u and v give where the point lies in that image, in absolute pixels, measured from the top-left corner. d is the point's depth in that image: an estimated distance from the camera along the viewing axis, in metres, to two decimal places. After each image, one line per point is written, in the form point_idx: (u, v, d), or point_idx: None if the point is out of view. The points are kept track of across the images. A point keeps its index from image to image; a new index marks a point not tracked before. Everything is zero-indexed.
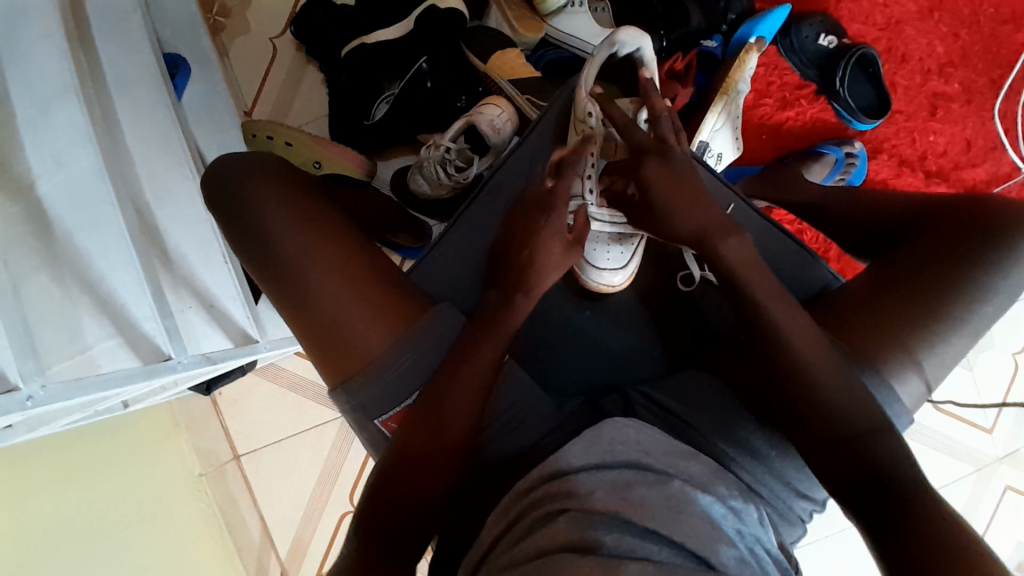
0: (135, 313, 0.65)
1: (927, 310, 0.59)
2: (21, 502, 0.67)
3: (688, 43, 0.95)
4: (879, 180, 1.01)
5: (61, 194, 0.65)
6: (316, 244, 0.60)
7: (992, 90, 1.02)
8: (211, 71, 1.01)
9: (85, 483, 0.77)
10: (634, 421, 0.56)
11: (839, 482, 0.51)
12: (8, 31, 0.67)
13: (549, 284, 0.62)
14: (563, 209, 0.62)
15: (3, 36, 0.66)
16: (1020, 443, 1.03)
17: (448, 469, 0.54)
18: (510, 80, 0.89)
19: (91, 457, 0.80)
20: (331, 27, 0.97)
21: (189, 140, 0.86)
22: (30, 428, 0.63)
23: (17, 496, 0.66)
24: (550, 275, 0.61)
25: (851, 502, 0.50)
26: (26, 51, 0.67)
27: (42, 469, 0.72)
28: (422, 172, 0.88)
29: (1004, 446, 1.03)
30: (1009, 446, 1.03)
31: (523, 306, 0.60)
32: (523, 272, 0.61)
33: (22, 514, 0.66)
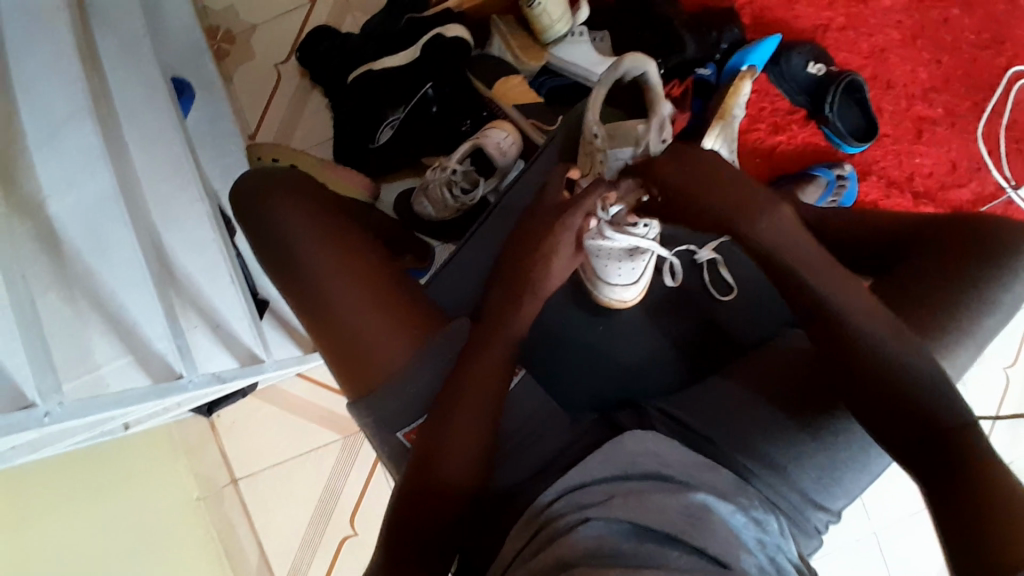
0: (147, 333, 0.66)
1: (955, 302, 0.61)
2: (22, 522, 0.66)
3: (684, 70, 0.99)
4: (869, 201, 1.05)
5: (72, 214, 0.65)
6: (338, 255, 0.63)
7: (975, 112, 1.07)
8: (216, 95, 1.03)
9: (85, 506, 0.77)
10: (651, 431, 0.56)
11: None
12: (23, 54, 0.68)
13: (552, 286, 0.64)
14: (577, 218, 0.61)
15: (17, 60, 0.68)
16: (1014, 455, 1.06)
17: (468, 478, 0.55)
18: (516, 107, 0.92)
19: (90, 480, 0.80)
20: (338, 54, 1.00)
21: (195, 161, 0.88)
22: (32, 449, 0.63)
23: (17, 515, 0.66)
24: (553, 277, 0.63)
25: None
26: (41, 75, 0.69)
27: (43, 490, 0.71)
28: (426, 194, 0.90)
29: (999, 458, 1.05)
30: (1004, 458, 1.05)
31: (529, 307, 0.62)
32: (525, 275, 0.62)
33: (22, 534, 0.65)
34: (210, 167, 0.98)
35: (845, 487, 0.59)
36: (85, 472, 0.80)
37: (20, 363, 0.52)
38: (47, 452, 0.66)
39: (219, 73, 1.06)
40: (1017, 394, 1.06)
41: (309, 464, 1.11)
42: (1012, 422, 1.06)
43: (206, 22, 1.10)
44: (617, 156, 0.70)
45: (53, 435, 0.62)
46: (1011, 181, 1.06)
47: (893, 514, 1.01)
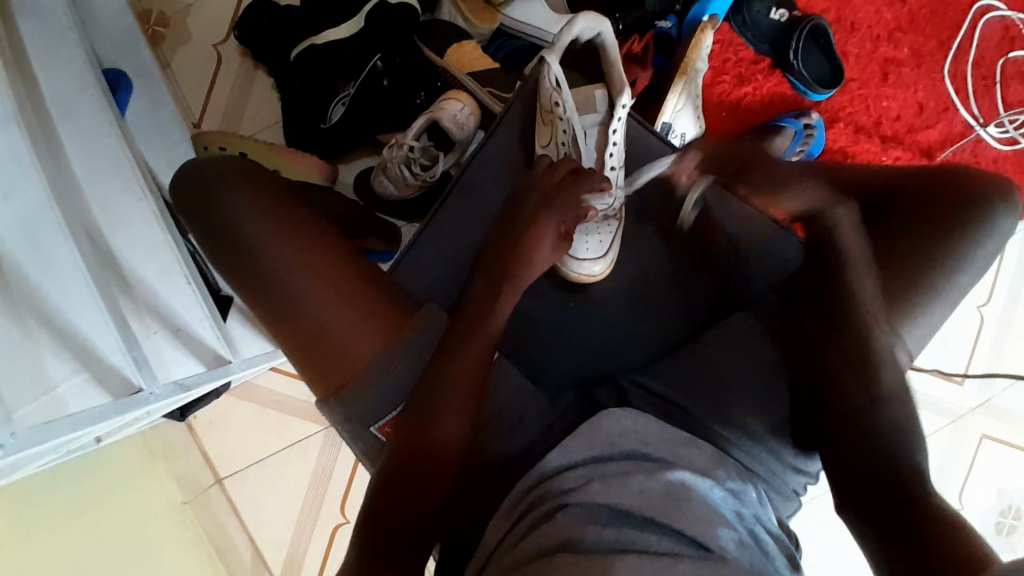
0: (101, 347, 0.61)
1: (932, 261, 0.59)
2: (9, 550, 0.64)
3: (644, 24, 0.94)
4: (838, 148, 1.04)
5: (9, 224, 0.61)
6: (299, 250, 0.59)
7: (941, 51, 1.06)
8: (154, 83, 0.96)
9: (70, 524, 0.74)
10: (628, 410, 0.55)
11: (849, 468, 0.54)
12: None
13: (536, 268, 0.63)
14: (561, 206, 0.64)
15: None
16: (992, 393, 1.08)
17: (448, 473, 0.53)
18: (470, 75, 0.87)
19: (69, 497, 0.76)
20: (278, 30, 0.93)
21: (138, 157, 0.83)
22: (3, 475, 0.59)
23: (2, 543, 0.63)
24: (537, 262, 0.63)
25: (858, 483, 0.53)
26: None
27: (22, 514, 0.68)
28: (386, 174, 0.86)
29: (976, 397, 1.08)
30: (981, 397, 1.08)
31: (508, 298, 0.61)
32: (510, 261, 0.62)
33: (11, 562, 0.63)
34: (156, 162, 0.93)
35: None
36: (65, 485, 0.77)
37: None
38: (18, 474, 0.63)
39: (155, 59, 0.99)
40: (992, 333, 1.08)
41: (293, 457, 1.09)
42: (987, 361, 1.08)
43: (134, 4, 1.02)
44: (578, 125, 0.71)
45: (17, 462, 0.58)
46: (980, 120, 1.05)
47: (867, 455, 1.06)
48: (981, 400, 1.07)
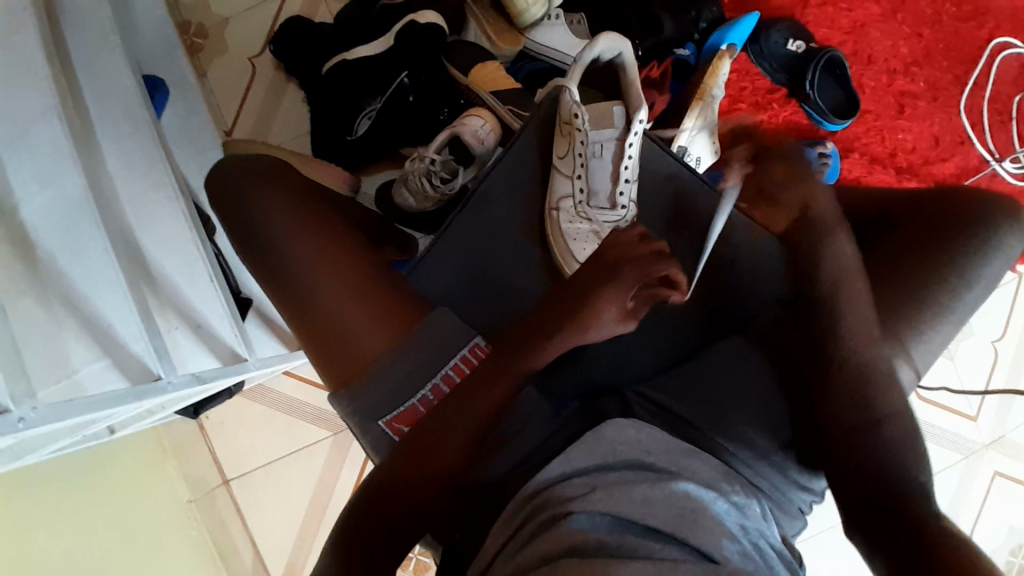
0: (123, 334, 0.65)
1: (927, 279, 0.61)
2: (26, 534, 0.66)
3: (662, 52, 0.99)
4: (852, 178, 1.07)
5: (43, 217, 0.65)
6: (324, 255, 0.62)
7: (958, 85, 1.08)
8: (189, 93, 1.01)
9: (74, 517, 0.75)
10: (633, 421, 0.56)
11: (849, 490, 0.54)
12: None
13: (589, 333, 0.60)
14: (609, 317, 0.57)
15: None
16: (1006, 429, 1.06)
17: (439, 469, 0.56)
18: (492, 92, 0.91)
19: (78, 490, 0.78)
20: (311, 46, 0.99)
21: (170, 158, 0.86)
22: (14, 456, 0.62)
23: (19, 528, 0.66)
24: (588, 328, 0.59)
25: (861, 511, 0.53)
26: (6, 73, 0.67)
27: (37, 500, 0.70)
28: (406, 186, 0.89)
29: (989, 433, 1.06)
30: (994, 432, 1.06)
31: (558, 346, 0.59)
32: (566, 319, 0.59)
33: (26, 545, 0.65)
34: (187, 165, 0.97)
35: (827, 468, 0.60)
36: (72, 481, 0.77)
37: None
38: (30, 459, 0.65)
39: (192, 70, 1.04)
40: (1005, 368, 1.07)
41: (299, 462, 1.10)
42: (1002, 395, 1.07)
43: (176, 17, 1.08)
44: (595, 138, 0.74)
45: (34, 439, 0.61)
46: (995, 154, 1.07)
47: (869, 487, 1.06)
48: (995, 435, 1.06)
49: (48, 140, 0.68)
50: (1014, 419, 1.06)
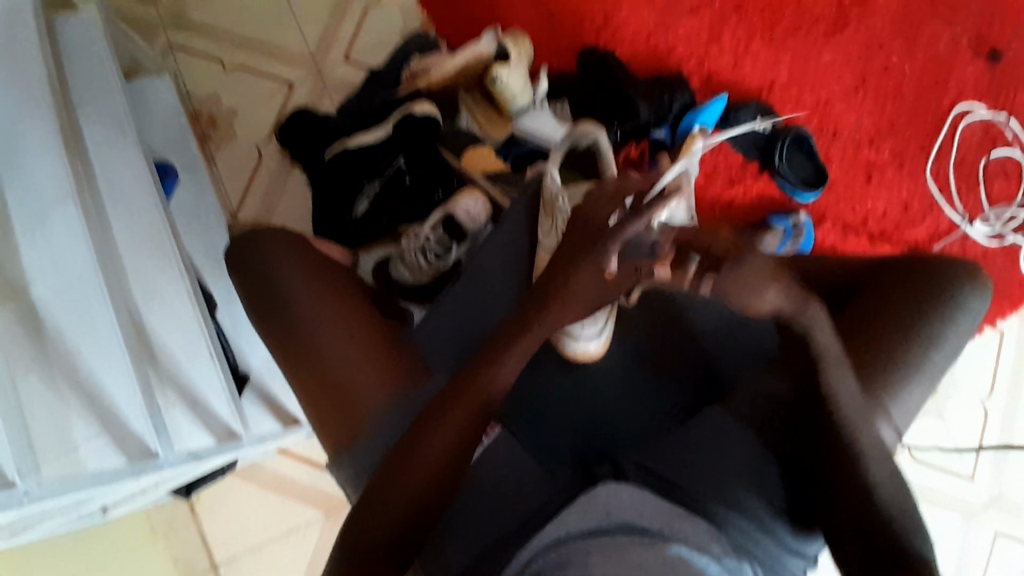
0: (124, 412, 0.65)
1: (900, 339, 0.64)
2: None
3: (640, 132, 1.07)
4: (828, 244, 1.13)
5: (55, 295, 0.67)
6: (325, 303, 0.67)
7: (922, 154, 1.16)
8: (197, 176, 1.07)
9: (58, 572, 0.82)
10: (626, 483, 0.57)
11: None
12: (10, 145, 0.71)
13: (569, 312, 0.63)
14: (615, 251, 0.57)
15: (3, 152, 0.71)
16: (1003, 486, 1.08)
17: (413, 504, 0.57)
18: (485, 176, 0.96)
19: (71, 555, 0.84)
20: (319, 132, 1.08)
21: (176, 237, 0.90)
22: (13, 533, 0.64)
23: None
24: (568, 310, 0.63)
25: None
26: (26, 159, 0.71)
27: None
28: (403, 261, 0.94)
29: (986, 491, 1.08)
30: (993, 491, 1.08)
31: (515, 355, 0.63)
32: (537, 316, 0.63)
33: None
34: (192, 244, 1.01)
35: (818, 530, 0.61)
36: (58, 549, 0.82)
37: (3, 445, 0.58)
38: (27, 535, 0.66)
39: (202, 156, 1.11)
40: (996, 424, 1.09)
41: (292, 542, 1.08)
42: (996, 450, 1.08)
43: (189, 109, 1.16)
44: None
45: (33, 516, 0.62)
46: (965, 217, 1.14)
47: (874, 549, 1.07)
48: (992, 493, 1.08)
49: (63, 222, 0.71)
50: (1010, 474, 1.08)
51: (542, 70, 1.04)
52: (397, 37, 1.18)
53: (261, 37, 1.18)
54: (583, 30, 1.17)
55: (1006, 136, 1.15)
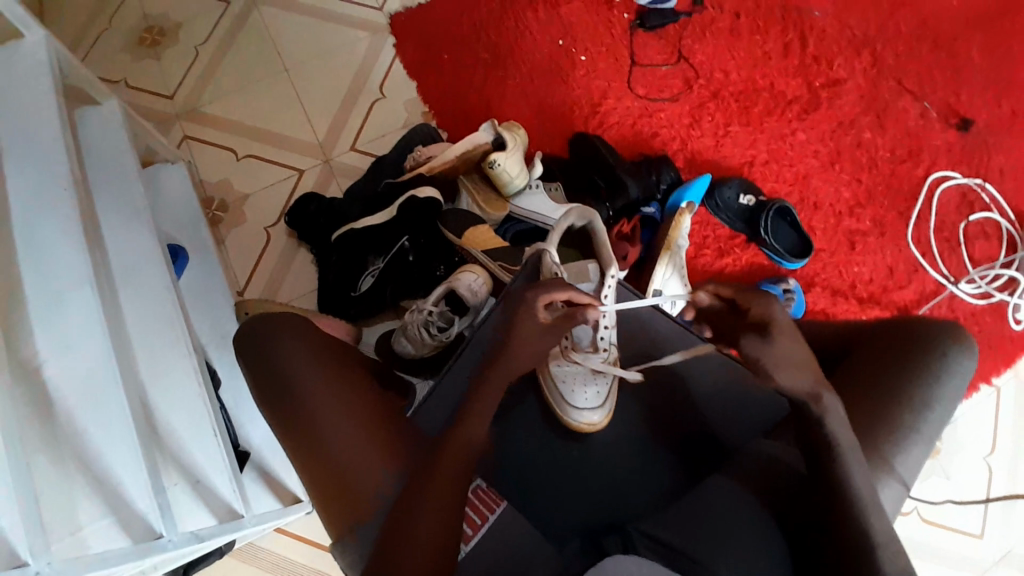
0: (130, 492, 0.66)
1: (893, 402, 0.66)
2: None
3: (631, 210, 1.13)
4: (819, 309, 1.16)
5: (67, 376, 0.69)
6: (313, 373, 0.68)
7: (902, 221, 1.21)
8: (207, 257, 1.11)
9: None
10: (635, 555, 0.57)
11: None
12: (29, 229, 0.74)
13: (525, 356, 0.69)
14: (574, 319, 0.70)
15: (23, 238, 0.73)
16: (1014, 542, 1.07)
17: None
18: (483, 250, 1.00)
19: None
20: (322, 216, 1.14)
21: (185, 316, 0.93)
22: None
23: None
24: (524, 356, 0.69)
25: None
26: (45, 244, 0.74)
27: None
28: (406, 334, 0.96)
29: (996, 548, 1.07)
30: (1003, 546, 1.07)
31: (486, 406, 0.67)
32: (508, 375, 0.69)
33: None
34: (199, 323, 1.04)
35: None
36: None
37: (15, 520, 0.52)
38: None
39: (213, 238, 1.16)
40: (1001, 480, 1.10)
41: None
42: (1003, 502, 1.09)
43: (202, 195, 1.23)
44: None
45: None
46: (950, 278, 1.18)
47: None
48: (1002, 550, 1.06)
49: (80, 305, 0.73)
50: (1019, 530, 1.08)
51: (535, 155, 1.10)
52: (400, 126, 1.26)
53: (272, 129, 1.26)
54: (574, 116, 1.26)
55: (982, 201, 1.22)
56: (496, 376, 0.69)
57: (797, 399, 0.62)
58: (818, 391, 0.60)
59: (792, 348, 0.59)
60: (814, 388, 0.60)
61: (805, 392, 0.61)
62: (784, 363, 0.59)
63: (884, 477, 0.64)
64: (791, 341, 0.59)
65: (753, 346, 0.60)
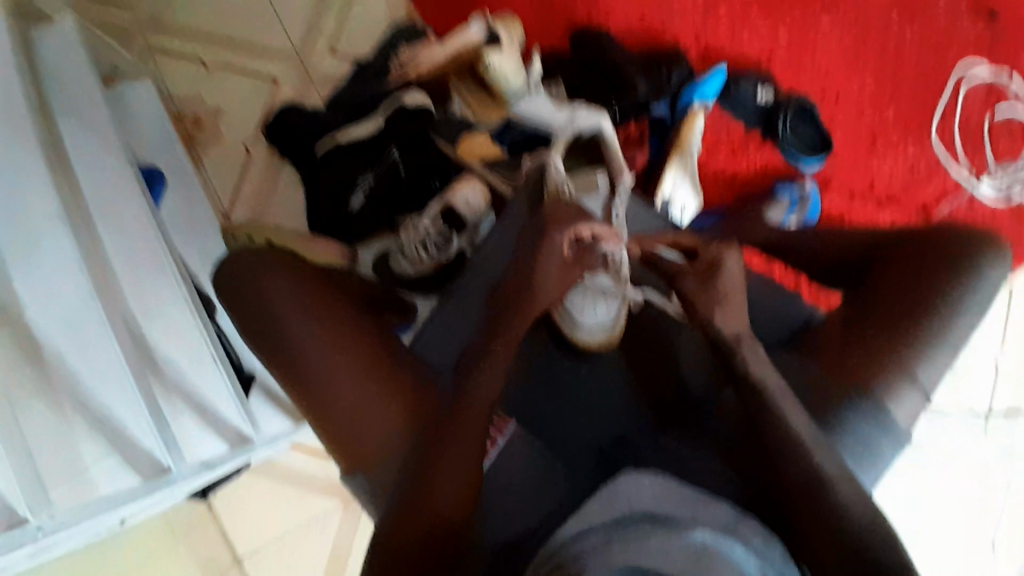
0: (134, 431, 0.65)
1: (923, 308, 0.63)
2: None
3: (638, 109, 1.05)
4: (834, 212, 1.11)
5: (49, 316, 0.64)
6: (306, 311, 0.64)
7: (926, 115, 1.13)
8: (187, 179, 1.04)
9: None
10: (650, 472, 0.55)
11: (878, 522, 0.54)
12: None
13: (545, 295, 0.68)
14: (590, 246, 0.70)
15: None
16: (1016, 439, 1.09)
17: (441, 531, 0.55)
18: (482, 162, 0.93)
19: None
20: (304, 130, 1.05)
21: (170, 244, 0.87)
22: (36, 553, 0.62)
23: None
24: (541, 291, 0.67)
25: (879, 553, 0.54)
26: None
27: None
28: (402, 253, 0.93)
29: (998, 444, 1.09)
30: (1004, 443, 1.09)
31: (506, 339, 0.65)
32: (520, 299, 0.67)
33: None
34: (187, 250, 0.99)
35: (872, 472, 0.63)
36: None
37: None
38: (61, 548, 0.67)
39: (190, 158, 1.08)
40: (1009, 378, 1.10)
41: (311, 535, 1.07)
42: (1010, 400, 1.10)
43: (172, 109, 1.12)
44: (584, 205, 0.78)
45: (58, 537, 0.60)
46: (973, 174, 1.12)
47: (893, 508, 1.08)
48: (1003, 444, 1.09)
49: (55, 243, 0.67)
50: (1021, 426, 1.09)
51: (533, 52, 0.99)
52: (383, 26, 1.15)
53: (243, 33, 1.15)
54: (574, 5, 1.13)
55: (1012, 91, 1.13)
56: (513, 320, 0.66)
57: (721, 343, 0.65)
58: (744, 338, 0.65)
59: (735, 286, 0.67)
60: (742, 338, 0.65)
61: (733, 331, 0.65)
62: (718, 298, 0.67)
63: (908, 383, 0.63)
64: (731, 291, 0.67)
65: (693, 289, 0.68)
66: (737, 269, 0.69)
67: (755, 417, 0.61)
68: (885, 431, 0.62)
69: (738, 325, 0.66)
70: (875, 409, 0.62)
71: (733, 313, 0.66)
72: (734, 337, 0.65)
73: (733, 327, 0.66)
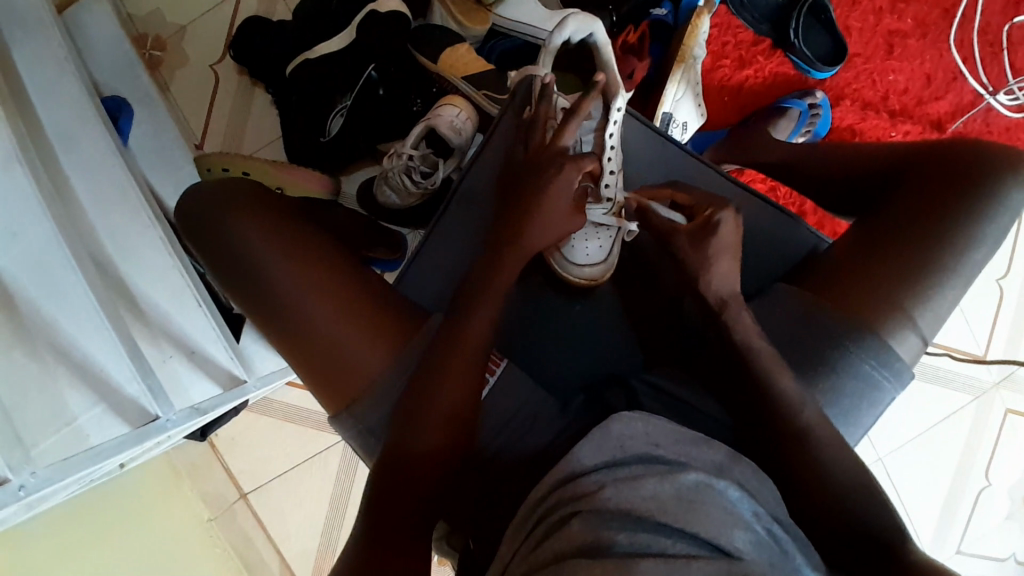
0: (116, 376, 0.61)
1: (936, 233, 0.60)
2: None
3: (639, 13, 0.97)
4: (845, 126, 1.04)
5: (15, 259, 0.60)
6: (279, 251, 0.60)
7: (946, 19, 1.04)
8: (155, 108, 0.96)
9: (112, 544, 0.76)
10: (641, 412, 0.53)
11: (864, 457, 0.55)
12: None
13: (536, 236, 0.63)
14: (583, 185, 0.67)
15: None
16: (1016, 365, 1.09)
17: (437, 462, 0.56)
18: (465, 78, 0.87)
19: (111, 519, 0.77)
20: (274, 49, 0.96)
21: (139, 179, 0.81)
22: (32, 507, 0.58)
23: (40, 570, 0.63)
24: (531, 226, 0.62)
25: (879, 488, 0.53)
26: None
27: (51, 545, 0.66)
28: (388, 184, 0.85)
29: (999, 370, 1.09)
30: (1004, 368, 1.09)
31: (498, 274, 0.62)
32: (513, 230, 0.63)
33: None
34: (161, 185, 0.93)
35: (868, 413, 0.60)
36: (101, 505, 0.78)
37: None
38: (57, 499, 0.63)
39: (155, 84, 0.99)
40: (1012, 303, 1.10)
41: (314, 470, 1.08)
42: (1011, 324, 1.10)
43: (131, 31, 1.03)
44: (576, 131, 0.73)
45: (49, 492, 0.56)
46: (989, 88, 1.04)
47: (891, 431, 1.08)
48: (1004, 370, 1.09)
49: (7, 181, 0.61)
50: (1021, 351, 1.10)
51: None
52: None
53: None
54: None
55: None
56: (506, 248, 0.62)
57: (711, 299, 0.61)
58: (732, 298, 0.61)
59: (731, 245, 0.61)
60: (732, 298, 0.61)
61: (723, 288, 0.61)
62: (709, 261, 0.61)
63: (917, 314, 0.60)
64: (721, 250, 0.61)
65: (681, 245, 0.63)
66: (732, 226, 0.61)
67: (723, 351, 0.61)
68: (885, 366, 0.59)
69: (727, 289, 0.61)
70: (878, 345, 0.59)
71: (724, 272, 0.61)
72: (721, 300, 0.61)
73: (723, 286, 0.61)
